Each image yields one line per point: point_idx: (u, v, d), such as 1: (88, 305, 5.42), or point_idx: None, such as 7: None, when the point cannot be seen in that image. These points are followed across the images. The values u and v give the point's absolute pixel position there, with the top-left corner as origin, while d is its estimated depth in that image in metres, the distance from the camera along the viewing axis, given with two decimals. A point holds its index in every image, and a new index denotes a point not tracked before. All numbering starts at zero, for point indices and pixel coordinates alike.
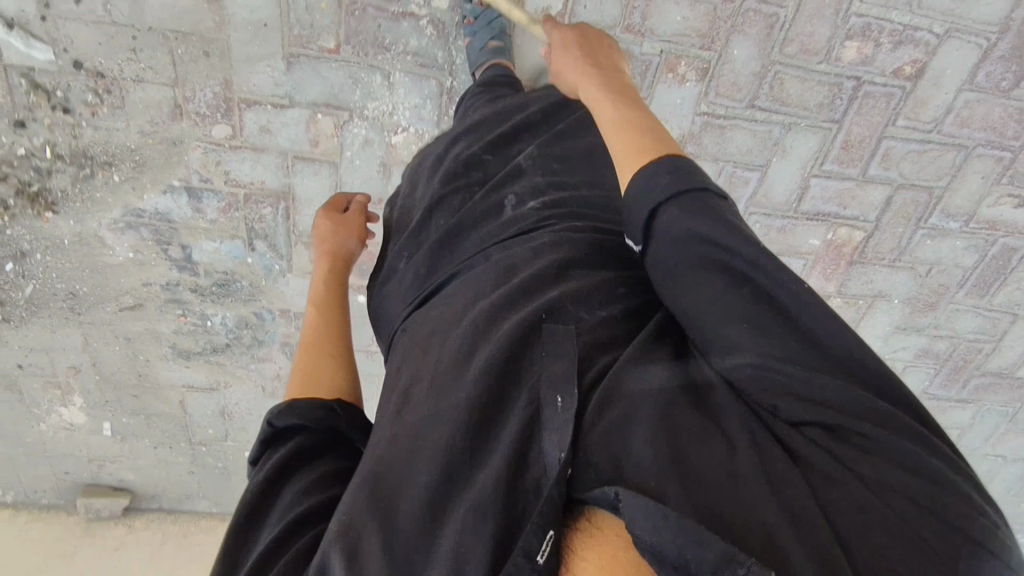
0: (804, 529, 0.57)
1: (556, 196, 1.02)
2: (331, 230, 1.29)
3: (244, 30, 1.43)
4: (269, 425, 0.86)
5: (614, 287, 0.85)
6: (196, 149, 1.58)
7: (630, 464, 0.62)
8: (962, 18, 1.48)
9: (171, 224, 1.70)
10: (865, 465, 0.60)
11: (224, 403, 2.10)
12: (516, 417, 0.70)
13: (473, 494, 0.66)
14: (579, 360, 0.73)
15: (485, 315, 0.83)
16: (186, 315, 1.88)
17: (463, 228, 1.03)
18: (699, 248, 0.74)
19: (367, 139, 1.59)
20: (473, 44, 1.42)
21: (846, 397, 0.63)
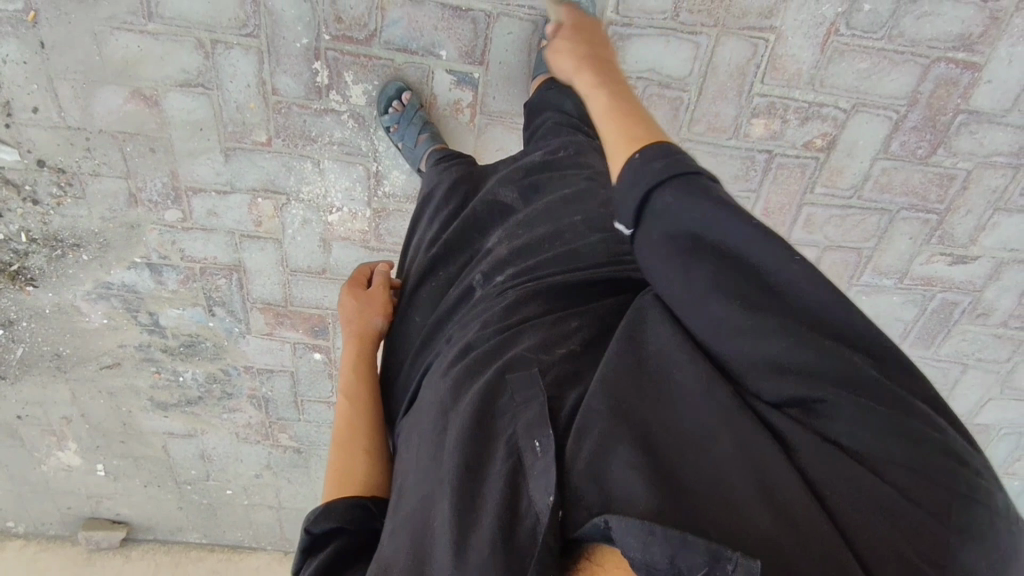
0: (799, 518, 0.52)
1: (521, 265, 0.96)
2: (358, 308, 1.11)
3: (184, 129, 1.56)
4: (306, 532, 0.77)
5: (570, 327, 0.80)
6: (153, 231, 1.73)
7: (618, 493, 0.57)
8: (868, 94, 1.50)
9: (138, 294, 1.86)
10: (837, 430, 0.57)
11: (203, 447, 2.26)
12: (498, 470, 0.65)
13: (476, 550, 0.60)
14: (545, 405, 0.68)
15: (463, 372, 0.79)
16: (160, 372, 2.05)
17: (446, 321, 1.00)
18: (686, 229, 0.68)
19: (306, 219, 1.70)
20: (406, 147, 1.47)
21: (807, 360, 0.59)
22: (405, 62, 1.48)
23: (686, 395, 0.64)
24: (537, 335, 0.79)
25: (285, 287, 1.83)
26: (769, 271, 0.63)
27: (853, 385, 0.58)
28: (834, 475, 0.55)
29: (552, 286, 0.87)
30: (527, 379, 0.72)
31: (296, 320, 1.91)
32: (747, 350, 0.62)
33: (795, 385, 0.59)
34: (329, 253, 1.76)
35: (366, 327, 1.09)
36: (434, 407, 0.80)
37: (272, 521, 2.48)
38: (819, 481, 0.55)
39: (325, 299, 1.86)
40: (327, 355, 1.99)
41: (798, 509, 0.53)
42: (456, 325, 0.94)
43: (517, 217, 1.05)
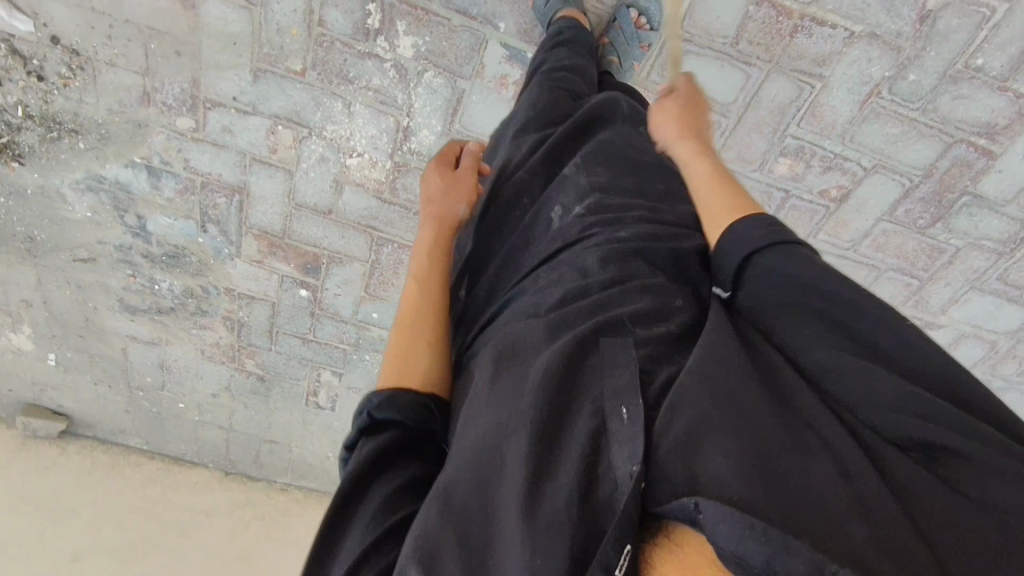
0: (905, 547, 0.49)
1: (602, 200, 0.96)
2: (443, 191, 1.06)
3: (216, 39, 1.50)
4: (368, 415, 0.77)
5: (670, 300, 0.79)
6: (160, 134, 1.66)
7: (708, 474, 0.55)
8: (890, 158, 1.56)
9: (129, 194, 1.79)
10: (963, 483, 0.54)
11: (164, 357, 2.23)
12: (582, 431, 0.64)
13: (547, 504, 0.59)
14: (639, 372, 0.67)
15: (547, 326, 0.77)
16: (135, 276, 2.00)
17: (518, 253, 0.98)
18: (789, 293, 0.70)
19: (323, 156, 1.67)
20: (538, 3, 1.39)
21: (939, 412, 0.58)
22: (461, 24, 1.45)
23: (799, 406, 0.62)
24: (632, 300, 0.78)
25: (286, 219, 1.81)
26: (882, 330, 0.64)
27: (991, 445, 0.55)
28: (943, 515, 0.52)
29: (652, 251, 0.85)
30: (624, 346, 0.71)
31: (289, 253, 1.89)
32: (868, 393, 0.62)
33: (912, 423, 0.58)
34: (339, 195, 1.74)
35: (448, 212, 1.04)
36: (517, 347, 0.78)
37: (219, 440, 2.49)
38: (931, 522, 0.52)
39: (324, 239, 1.84)
40: (313, 294, 1.99)
41: (903, 536, 0.50)
42: (541, 264, 0.92)
43: (598, 154, 1.05)
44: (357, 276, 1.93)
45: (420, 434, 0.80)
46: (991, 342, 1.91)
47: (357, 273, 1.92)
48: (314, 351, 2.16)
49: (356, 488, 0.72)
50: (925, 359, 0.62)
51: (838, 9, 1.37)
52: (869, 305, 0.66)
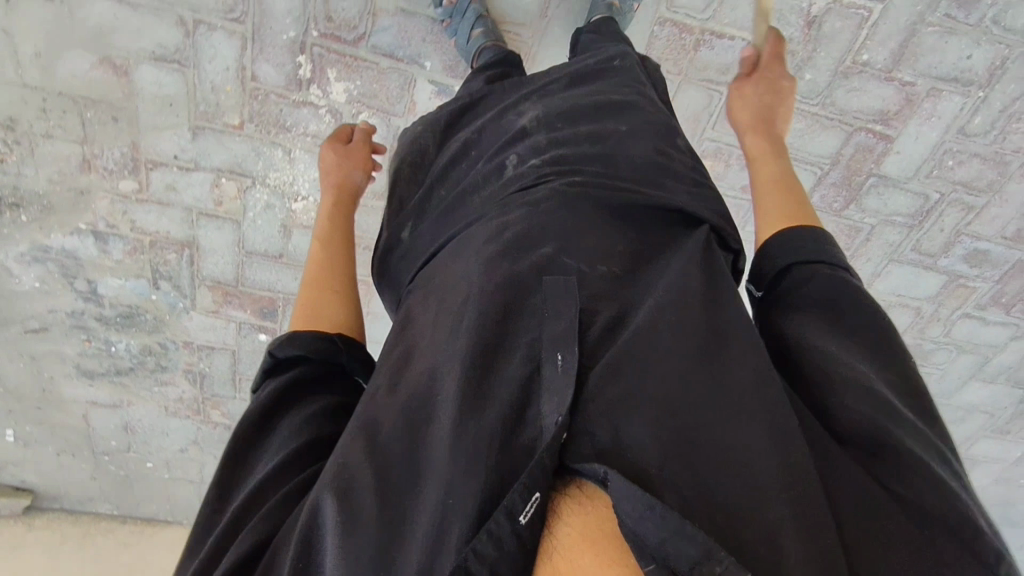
0: (819, 530, 0.57)
1: (560, 154, 1.01)
2: (338, 162, 1.25)
3: (152, 102, 1.53)
4: (270, 355, 0.88)
5: (613, 244, 0.85)
6: (104, 199, 1.68)
7: (634, 446, 0.60)
8: (798, 151, 1.70)
9: (78, 260, 1.80)
10: (889, 477, 0.63)
11: (127, 419, 2.22)
12: (511, 374, 0.70)
13: (465, 437, 0.66)
14: (579, 316, 0.74)
15: (488, 274, 0.83)
16: (91, 340, 1.99)
17: (468, 193, 1.04)
18: (827, 301, 0.79)
19: (269, 204, 1.72)
20: (458, 44, 1.44)
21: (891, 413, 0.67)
22: (389, 67, 1.51)
23: (734, 373, 0.69)
24: (581, 248, 0.84)
25: (238, 268, 1.84)
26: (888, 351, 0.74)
27: (918, 446, 0.65)
28: (859, 500, 0.61)
29: (604, 197, 0.92)
30: (567, 288, 0.77)
31: (245, 300, 1.92)
32: (839, 389, 0.69)
33: (868, 420, 0.66)
34: (288, 239, 1.79)
35: (345, 179, 1.23)
36: (464, 288, 0.84)
37: (193, 494, 2.47)
38: (848, 508, 0.61)
39: (279, 282, 1.88)
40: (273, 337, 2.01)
41: (825, 517, 0.59)
42: (489, 205, 0.98)
43: (556, 111, 1.10)
44: None
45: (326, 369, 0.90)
46: (915, 308, 2.07)
47: None
48: None
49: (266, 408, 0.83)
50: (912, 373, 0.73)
51: (733, 22, 1.48)
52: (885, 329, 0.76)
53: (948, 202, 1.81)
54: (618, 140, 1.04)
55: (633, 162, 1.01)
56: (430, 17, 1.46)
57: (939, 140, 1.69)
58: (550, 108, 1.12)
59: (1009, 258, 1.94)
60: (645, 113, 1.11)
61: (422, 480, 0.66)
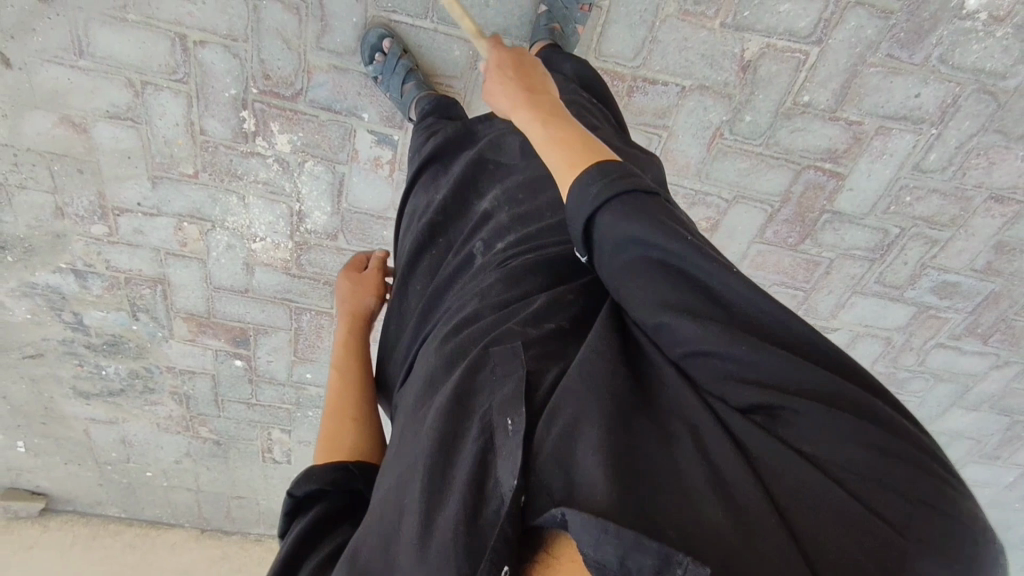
0: (757, 523, 0.53)
1: (523, 231, 1.01)
2: (353, 289, 1.28)
3: (111, 155, 1.63)
4: (289, 496, 0.90)
5: (563, 296, 0.86)
6: (79, 242, 1.80)
7: (579, 479, 0.58)
8: (748, 189, 1.68)
9: (62, 295, 1.93)
10: (809, 441, 0.57)
11: (124, 434, 2.37)
12: (469, 451, 0.69)
13: (440, 532, 0.65)
14: (525, 378, 0.72)
15: (451, 351, 0.84)
16: (83, 365, 2.13)
17: (447, 286, 1.05)
18: (631, 253, 0.72)
19: (230, 244, 1.80)
20: (394, 97, 1.47)
21: (773, 370, 0.60)
22: (329, 119, 1.57)
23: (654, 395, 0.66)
24: (528, 310, 0.84)
25: (207, 301, 1.94)
26: (730, 293, 0.66)
27: (817, 392, 0.59)
28: (789, 477, 0.56)
29: (554, 266, 0.92)
30: (513, 352, 0.76)
31: (218, 330, 2.02)
32: (711, 360, 0.63)
33: (759, 392, 0.60)
34: (251, 276, 1.87)
35: (359, 307, 1.25)
36: (430, 381, 0.85)
37: (190, 501, 2.62)
38: (780, 488, 0.55)
39: (248, 314, 1.97)
40: (248, 363, 2.11)
41: (753, 512, 0.54)
42: (462, 291, 0.98)
43: (516, 181, 1.10)
44: (284, 343, 2.05)
45: (342, 496, 0.93)
46: (885, 338, 2.03)
47: (283, 340, 2.04)
48: (261, 413, 2.29)
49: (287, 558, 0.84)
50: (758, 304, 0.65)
51: (665, 69, 1.48)
52: (696, 263, 0.67)
53: (910, 236, 1.77)
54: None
55: None
56: (362, 72, 1.51)
57: (893, 177, 1.64)
58: (515, 179, 1.11)
59: (981, 288, 1.88)
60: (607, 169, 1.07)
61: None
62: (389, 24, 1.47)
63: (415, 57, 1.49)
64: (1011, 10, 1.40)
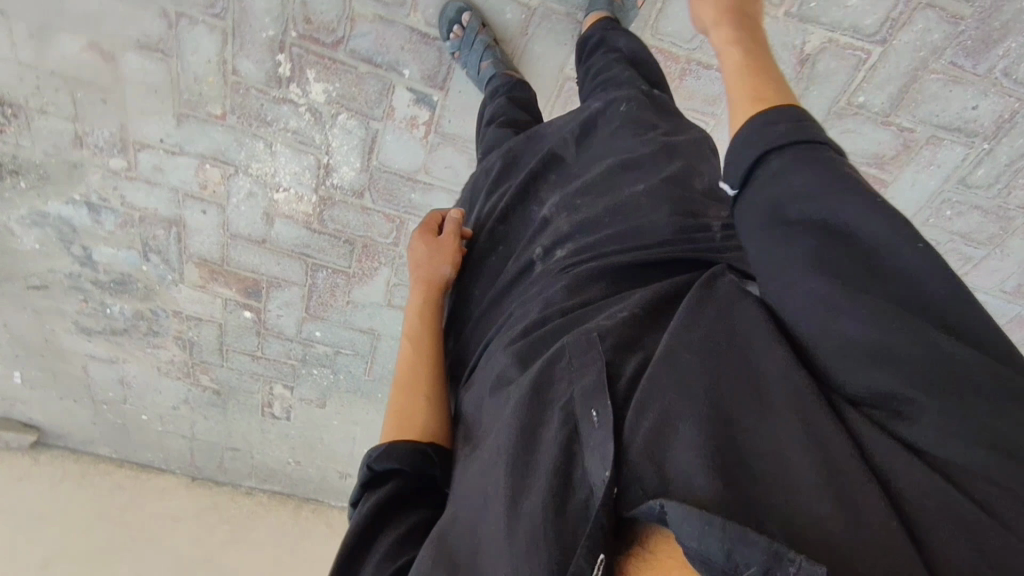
0: (868, 522, 0.49)
1: (580, 241, 1.01)
2: (429, 255, 1.22)
3: (137, 88, 1.57)
4: (368, 467, 0.92)
5: (632, 294, 0.85)
6: (96, 174, 1.74)
7: (677, 479, 0.57)
8: None
9: (73, 228, 1.87)
10: (927, 437, 0.52)
11: (123, 374, 2.34)
12: (549, 447, 0.70)
13: (524, 523, 0.65)
14: (604, 368, 0.73)
15: (527, 354, 0.86)
16: (88, 301, 2.09)
17: (509, 291, 1.08)
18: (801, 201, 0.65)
19: (251, 192, 1.75)
20: (469, 75, 1.48)
21: (908, 357, 0.54)
22: (368, 72, 1.51)
23: (763, 379, 0.62)
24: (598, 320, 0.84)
25: (222, 248, 1.90)
26: (892, 264, 0.59)
27: (960, 377, 0.52)
28: (909, 477, 0.51)
29: (615, 273, 0.91)
30: (591, 343, 0.76)
31: (230, 279, 1.98)
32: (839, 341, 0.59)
33: (886, 375, 0.55)
34: (271, 226, 1.83)
35: (434, 274, 1.19)
36: (501, 381, 0.87)
37: (184, 448, 2.60)
38: (900, 484, 0.51)
39: (262, 265, 1.93)
40: (257, 315, 2.08)
41: (861, 508, 0.50)
42: (526, 294, 1.01)
43: (574, 187, 1.10)
44: (296, 298, 2.02)
45: (418, 478, 0.94)
46: None
47: (296, 295, 2.01)
48: (264, 367, 2.26)
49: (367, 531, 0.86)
50: (926, 278, 0.57)
51: None
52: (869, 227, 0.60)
53: (944, 251, 1.73)
54: (639, 204, 1.00)
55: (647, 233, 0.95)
56: (409, 26, 1.46)
57: (936, 189, 1.61)
58: (571, 183, 1.13)
59: (1007, 310, 1.85)
60: (656, 167, 1.06)
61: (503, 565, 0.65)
62: None
63: (494, 30, 1.47)
64: None
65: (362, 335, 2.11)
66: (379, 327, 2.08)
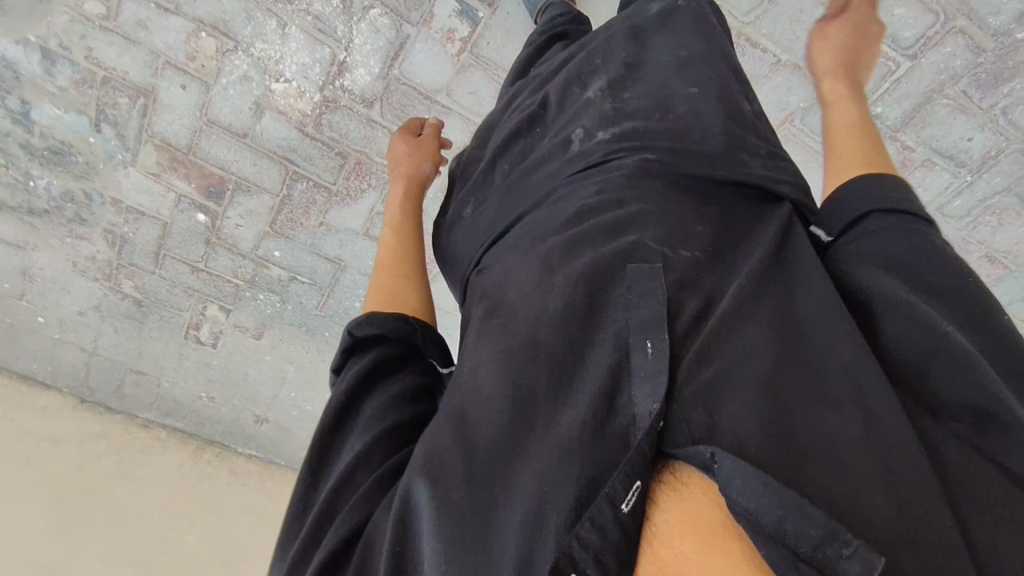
0: (927, 508, 0.46)
1: (626, 126, 0.88)
2: (410, 153, 1.19)
3: None
4: (349, 335, 0.81)
5: (694, 224, 0.73)
6: (63, 15, 1.48)
7: (727, 430, 0.51)
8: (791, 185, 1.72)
9: (15, 75, 1.59)
10: (1003, 453, 0.52)
11: (28, 264, 2.02)
12: (600, 360, 0.61)
13: (559, 431, 0.57)
14: (668, 302, 0.62)
15: (561, 256, 0.74)
16: (7, 168, 1.79)
17: (531, 174, 0.93)
18: (900, 255, 0.67)
19: (247, 75, 1.58)
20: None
21: (995, 386, 0.54)
22: None
23: (822, 358, 0.58)
24: (653, 222, 0.73)
25: (193, 134, 1.69)
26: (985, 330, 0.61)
27: None
28: (978, 494, 0.50)
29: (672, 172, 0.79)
30: (653, 273, 0.66)
31: (192, 172, 1.77)
32: (928, 351, 0.58)
33: (971, 391, 0.54)
34: (258, 119, 1.65)
35: (415, 171, 1.15)
36: (528, 288, 0.73)
37: (80, 364, 2.28)
38: (959, 493, 0.50)
39: (235, 163, 1.74)
40: (213, 221, 1.87)
41: (921, 488, 0.48)
42: (557, 185, 0.86)
43: (617, 80, 0.97)
44: (264, 209, 1.84)
45: (404, 351, 0.83)
46: None
47: (264, 206, 1.83)
48: (204, 283, 2.04)
49: (343, 399, 0.77)
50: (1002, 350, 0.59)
51: (771, 34, 1.46)
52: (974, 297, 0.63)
53: None
54: (695, 111, 0.88)
55: (703, 141, 0.84)
56: None
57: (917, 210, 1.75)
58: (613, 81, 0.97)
59: None
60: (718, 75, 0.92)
61: (531, 459, 0.57)
62: None
63: None
64: None
65: (326, 263, 1.96)
66: (347, 257, 1.94)
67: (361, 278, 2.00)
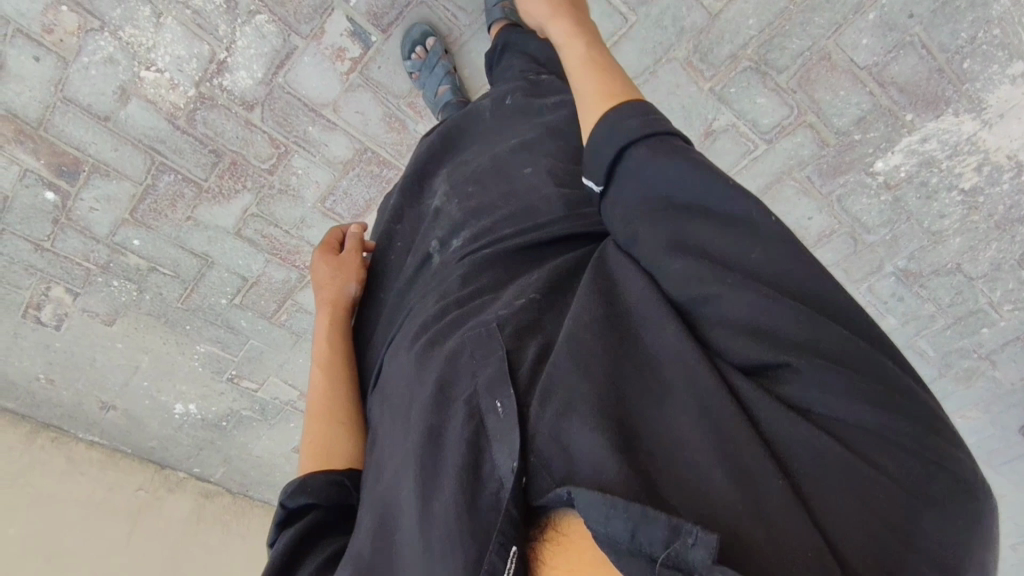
0: (768, 505, 0.45)
1: (477, 225, 0.88)
2: (331, 277, 1.02)
3: None
4: (281, 506, 0.76)
5: (531, 277, 0.73)
6: None
7: (582, 465, 0.49)
8: None
9: None
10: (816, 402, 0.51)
11: None
12: (456, 435, 0.58)
13: (436, 526, 0.55)
14: (506, 356, 0.61)
15: (423, 352, 0.71)
16: None
17: (405, 288, 0.93)
18: (668, 191, 0.62)
19: (112, 58, 1.46)
20: (426, 95, 1.51)
21: (790, 322, 0.52)
22: None
23: (657, 364, 0.57)
24: (493, 305, 0.71)
25: (45, 110, 1.54)
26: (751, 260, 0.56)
27: (845, 356, 0.51)
28: (814, 461, 0.48)
29: (516, 263, 0.79)
30: (489, 335, 0.64)
31: (40, 147, 1.61)
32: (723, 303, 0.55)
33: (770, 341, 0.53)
34: (123, 105, 1.54)
35: (339, 294, 1.00)
36: (406, 381, 0.71)
37: None
38: (793, 464, 0.49)
39: (92, 145, 1.61)
40: (62, 201, 1.72)
41: (761, 480, 0.47)
42: (425, 290, 0.85)
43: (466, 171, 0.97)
44: (124, 196, 1.72)
45: (339, 512, 0.79)
46: None
47: (125, 192, 1.71)
48: (47, 264, 1.88)
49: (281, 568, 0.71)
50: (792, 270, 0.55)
51: (649, 102, 1.56)
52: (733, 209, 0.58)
53: None
54: (529, 181, 0.89)
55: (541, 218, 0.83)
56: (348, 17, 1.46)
57: None
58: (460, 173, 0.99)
59: None
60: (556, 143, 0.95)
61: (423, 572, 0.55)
62: (431, 24, 1.51)
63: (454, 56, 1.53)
64: (899, 184, 1.70)
65: (191, 257, 1.87)
66: (215, 254, 1.86)
67: (229, 277, 1.92)
